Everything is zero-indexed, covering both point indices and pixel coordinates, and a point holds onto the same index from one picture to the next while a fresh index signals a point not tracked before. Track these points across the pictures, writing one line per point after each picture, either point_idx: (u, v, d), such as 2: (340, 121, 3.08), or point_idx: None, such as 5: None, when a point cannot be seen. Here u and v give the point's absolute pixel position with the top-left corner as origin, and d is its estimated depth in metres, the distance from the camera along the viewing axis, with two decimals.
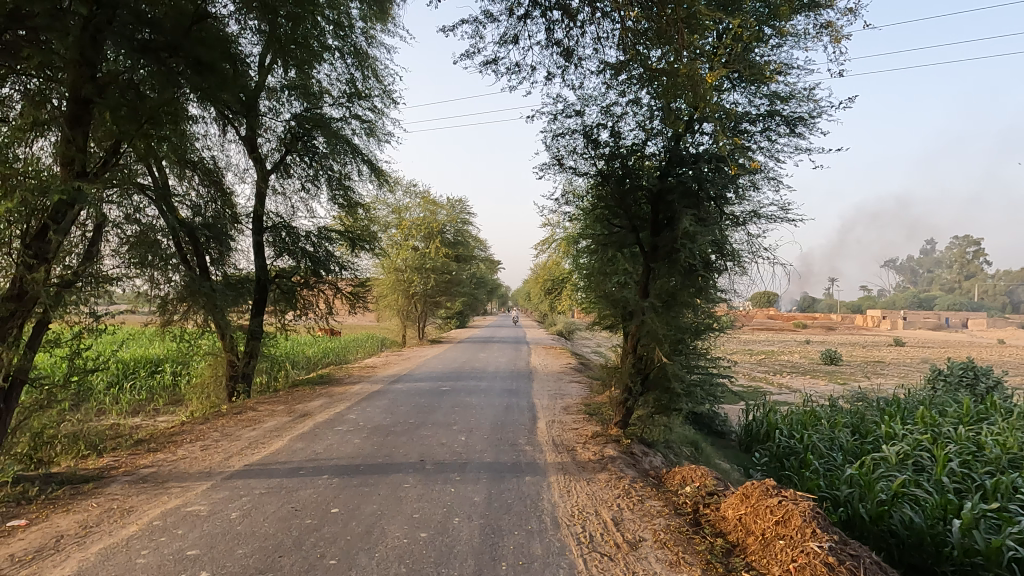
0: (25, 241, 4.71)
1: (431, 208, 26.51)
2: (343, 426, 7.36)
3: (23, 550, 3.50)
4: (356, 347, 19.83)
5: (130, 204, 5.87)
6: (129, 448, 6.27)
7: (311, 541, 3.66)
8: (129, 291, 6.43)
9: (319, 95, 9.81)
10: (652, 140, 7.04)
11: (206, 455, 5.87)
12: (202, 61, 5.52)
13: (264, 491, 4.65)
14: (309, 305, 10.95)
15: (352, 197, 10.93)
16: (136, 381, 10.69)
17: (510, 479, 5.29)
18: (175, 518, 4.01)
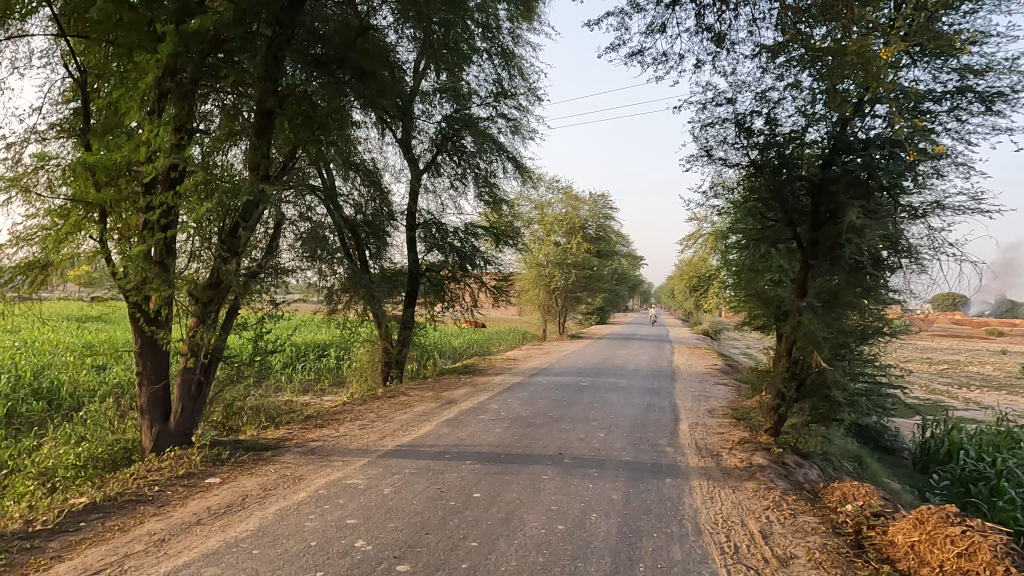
0: (221, 236, 5.41)
1: (574, 204, 26.54)
2: (485, 415, 7.64)
3: (217, 504, 4.05)
4: (498, 339, 20.50)
5: (304, 203, 6.44)
6: (300, 422, 6.99)
7: (454, 522, 3.85)
8: (300, 282, 7.09)
9: (468, 96, 10.22)
10: (813, 127, 6.44)
11: (364, 434, 6.39)
12: (365, 70, 6.12)
13: (413, 471, 4.96)
14: (456, 297, 11.55)
15: (497, 194, 11.25)
16: (307, 363, 11.91)
17: (650, 480, 5.17)
18: (337, 489, 4.42)
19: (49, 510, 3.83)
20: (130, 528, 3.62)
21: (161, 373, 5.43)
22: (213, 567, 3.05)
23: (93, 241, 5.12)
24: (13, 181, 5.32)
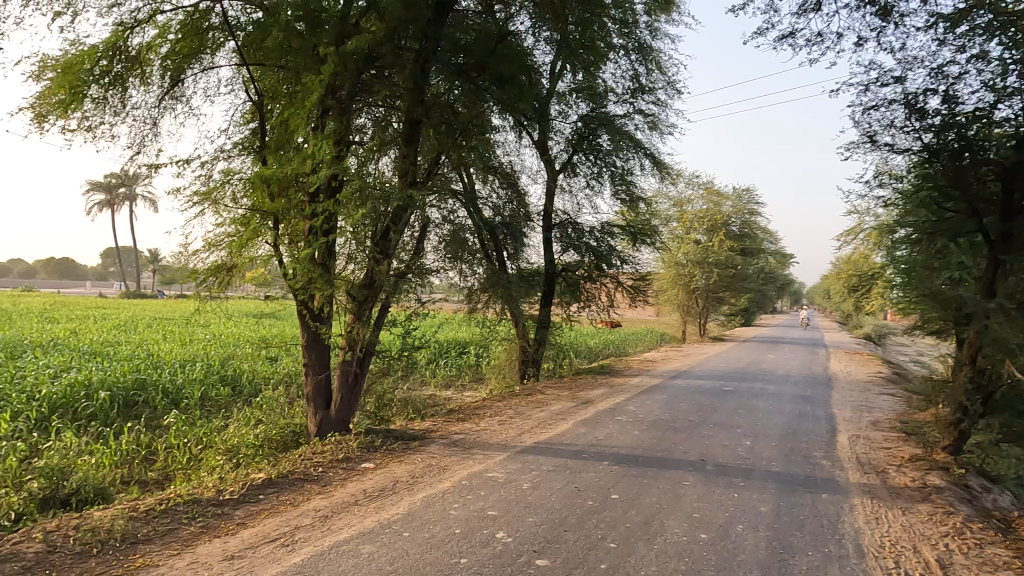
0: (374, 240, 5.82)
1: (716, 200, 25.35)
2: (623, 416, 7.53)
3: (372, 487, 4.38)
4: (635, 340, 20.11)
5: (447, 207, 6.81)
6: (444, 415, 7.35)
7: (592, 522, 3.84)
8: (444, 282, 7.41)
9: (604, 94, 10.14)
10: (1004, 102, 5.61)
11: (503, 429, 6.57)
12: (504, 76, 6.34)
13: (551, 468, 5.02)
14: (591, 297, 11.52)
15: (634, 192, 11.04)
16: (449, 359, 12.49)
17: (803, 494, 4.80)
18: (479, 480, 4.58)
19: (235, 482, 4.36)
20: (299, 503, 4.02)
21: (323, 364, 5.98)
22: (369, 544, 3.29)
23: (269, 246, 5.76)
24: (206, 195, 6.13)
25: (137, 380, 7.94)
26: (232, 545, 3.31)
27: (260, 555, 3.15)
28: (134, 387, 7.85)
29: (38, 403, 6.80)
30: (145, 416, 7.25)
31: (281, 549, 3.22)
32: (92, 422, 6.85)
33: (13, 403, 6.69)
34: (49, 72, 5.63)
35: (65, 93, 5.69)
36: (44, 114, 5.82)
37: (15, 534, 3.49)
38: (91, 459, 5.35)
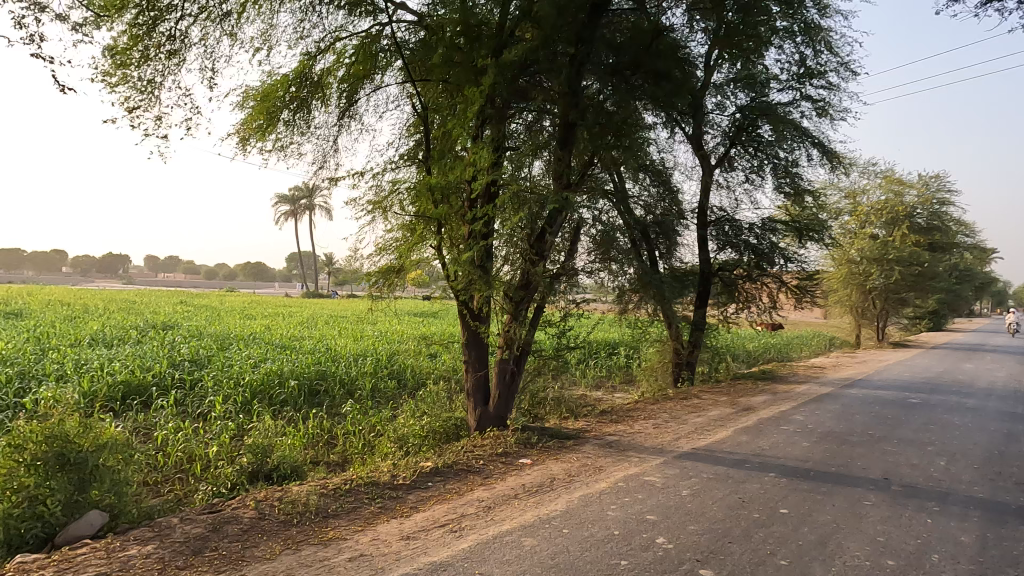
0: (529, 242, 5.87)
1: (897, 189, 22.71)
2: (789, 426, 7.03)
3: (531, 482, 4.51)
4: (800, 345, 18.63)
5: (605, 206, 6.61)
6: (597, 416, 7.36)
7: (760, 536, 3.63)
8: (595, 283, 7.30)
9: (766, 82, 9.53)
10: None
11: (659, 433, 6.43)
12: (660, 72, 6.20)
13: (711, 476, 4.83)
14: (752, 298, 10.89)
15: (800, 184, 10.24)
16: (599, 360, 12.47)
17: (1017, 526, 4.15)
18: (636, 483, 4.53)
19: (406, 468, 4.72)
20: (464, 493, 4.26)
21: (482, 361, 6.30)
22: (530, 538, 3.40)
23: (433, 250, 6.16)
24: (377, 203, 6.70)
25: (319, 372, 8.87)
26: (408, 526, 3.59)
27: (432, 538, 3.38)
28: (317, 377, 8.77)
29: (243, 389, 7.84)
30: (326, 403, 8.08)
31: (450, 534, 3.43)
32: (284, 407, 7.76)
33: (224, 387, 7.78)
34: (251, 101, 6.39)
35: (264, 119, 6.44)
36: (246, 138, 6.59)
37: (233, 501, 4.08)
38: (286, 440, 6.08)
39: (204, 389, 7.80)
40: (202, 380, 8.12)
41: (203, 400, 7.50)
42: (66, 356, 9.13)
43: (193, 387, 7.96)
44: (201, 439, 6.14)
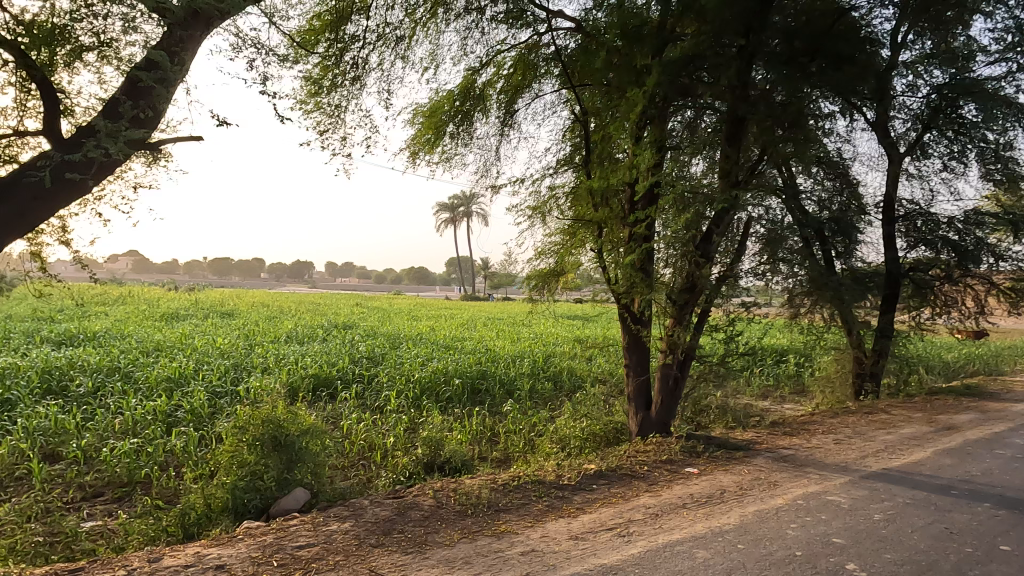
0: (695, 242, 5.71)
1: None
2: (1006, 450, 6.07)
3: (699, 492, 4.35)
4: (1013, 356, 15.99)
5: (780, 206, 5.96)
6: (767, 427, 6.90)
7: (975, 573, 3.18)
8: (775, 290, 6.59)
9: (970, 55, 8.33)
10: None
11: (841, 449, 5.88)
12: (842, 55, 5.53)
13: (909, 502, 4.31)
14: (952, 302, 9.64)
15: (1016, 170, 8.80)
16: (765, 368, 11.69)
17: None
18: (817, 503, 4.19)
19: (570, 469, 4.79)
20: (630, 498, 4.22)
21: (643, 366, 6.28)
22: (702, 550, 3.28)
23: (592, 252, 6.26)
24: (537, 208, 6.87)
25: (481, 371, 9.28)
26: (576, 527, 3.64)
27: (600, 541, 3.40)
28: (479, 376, 9.20)
29: (414, 385, 8.44)
30: (488, 402, 8.43)
31: (618, 538, 3.43)
32: (450, 404, 8.23)
33: (398, 383, 8.44)
34: (420, 118, 6.72)
35: (432, 133, 6.74)
36: (416, 152, 6.93)
37: (414, 489, 4.42)
38: (455, 435, 6.46)
39: (381, 383, 8.52)
40: (378, 376, 8.87)
41: (380, 394, 8.19)
42: (268, 351, 10.46)
43: (371, 382, 8.73)
44: (380, 429, 6.72)
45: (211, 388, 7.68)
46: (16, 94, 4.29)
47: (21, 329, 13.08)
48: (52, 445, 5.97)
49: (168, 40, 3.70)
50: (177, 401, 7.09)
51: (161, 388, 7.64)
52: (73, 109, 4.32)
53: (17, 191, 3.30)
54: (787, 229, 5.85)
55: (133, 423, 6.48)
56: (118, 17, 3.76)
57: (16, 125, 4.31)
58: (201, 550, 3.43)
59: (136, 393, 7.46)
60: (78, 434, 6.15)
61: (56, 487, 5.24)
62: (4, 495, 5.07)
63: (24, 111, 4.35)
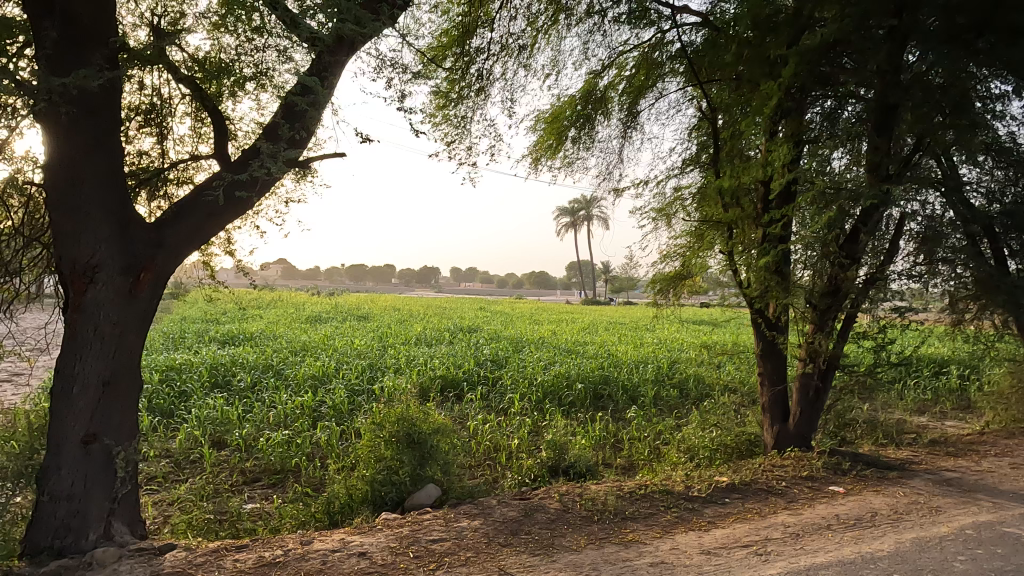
0: (840, 241, 5.29)
1: None
2: None
3: (845, 514, 4.01)
4: None
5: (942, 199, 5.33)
6: (926, 447, 6.21)
7: None
8: (942, 293, 5.85)
9: None
10: None
11: (1020, 475, 5.16)
12: None
13: None
14: None
15: None
16: (921, 380, 10.54)
17: None
18: (991, 534, 3.70)
19: (700, 481, 4.61)
20: (767, 514, 3.99)
21: (780, 376, 5.96)
22: None
23: (721, 254, 6.03)
24: (662, 210, 6.69)
25: (603, 377, 9.20)
26: (708, 541, 3.49)
27: (735, 558, 3.24)
28: (601, 381, 9.11)
29: (536, 389, 8.54)
30: (611, 408, 8.33)
31: (755, 557, 3.24)
32: (573, 408, 8.22)
33: (520, 386, 8.57)
34: (542, 123, 6.72)
35: (554, 139, 6.70)
36: (538, 158, 6.90)
37: (540, 491, 4.48)
38: (578, 440, 6.44)
39: (504, 386, 8.69)
40: (502, 379, 9.06)
41: (503, 396, 8.37)
42: (399, 353, 11.03)
43: (495, 384, 8.94)
44: (505, 431, 6.86)
45: (350, 386, 8.25)
46: (193, 124, 4.89)
47: (193, 329, 14.84)
48: (219, 433, 6.72)
49: (317, 66, 4.04)
50: (321, 398, 7.69)
51: (307, 385, 8.33)
52: (238, 134, 4.86)
53: (194, 208, 3.75)
54: (948, 224, 5.31)
55: (284, 416, 7.12)
56: (275, 49, 4.16)
57: (193, 151, 4.91)
58: (346, 537, 3.69)
59: (286, 389, 8.20)
60: (240, 424, 6.87)
61: (223, 471, 5.89)
62: (183, 476, 5.78)
63: (200, 138, 4.95)
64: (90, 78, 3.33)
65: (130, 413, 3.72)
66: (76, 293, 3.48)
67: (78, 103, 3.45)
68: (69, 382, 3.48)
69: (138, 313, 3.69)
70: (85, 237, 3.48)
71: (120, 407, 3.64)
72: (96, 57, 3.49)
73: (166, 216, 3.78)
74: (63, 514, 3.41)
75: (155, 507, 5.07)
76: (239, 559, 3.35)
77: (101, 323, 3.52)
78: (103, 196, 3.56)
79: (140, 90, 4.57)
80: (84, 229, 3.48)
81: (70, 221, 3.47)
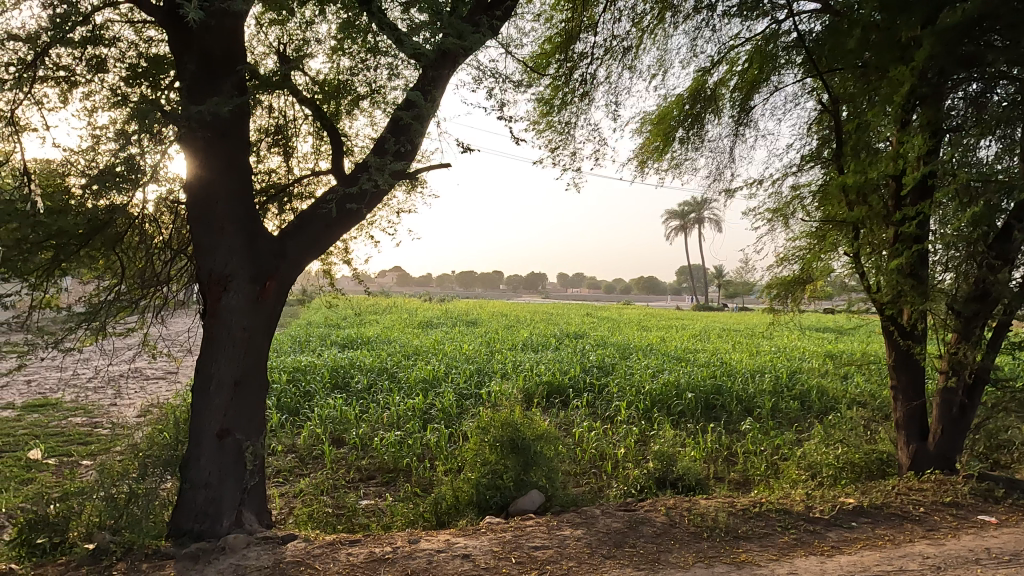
0: (989, 241, 4.72)
1: None
2: None
3: (998, 547, 3.55)
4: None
5: None
6: None
7: None
8: None
9: None
10: None
11: None
12: None
13: None
14: None
15: None
16: None
17: None
18: None
19: (824, 501, 4.27)
20: (902, 543, 3.61)
21: (918, 390, 5.41)
22: None
23: (846, 256, 5.58)
24: (778, 210, 6.30)
25: (716, 386, 8.79)
26: (830, 567, 3.23)
27: None
28: (713, 391, 8.70)
29: (644, 397, 8.32)
30: (724, 419, 7.94)
31: None
32: (683, 418, 7.91)
33: (627, 394, 8.39)
34: (648, 125, 6.50)
35: (661, 140, 6.39)
36: (644, 161, 6.63)
37: (645, 504, 4.36)
38: (688, 452, 6.20)
39: (610, 394, 8.55)
40: (609, 386, 8.91)
41: (610, 404, 8.22)
42: (506, 358, 11.18)
43: (602, 392, 8.81)
44: (611, 440, 6.73)
45: (459, 390, 8.47)
46: (314, 142, 5.25)
47: (318, 333, 15.93)
48: (338, 431, 7.14)
49: (424, 81, 4.19)
50: (431, 401, 7.96)
51: (418, 387, 8.65)
52: (353, 149, 5.15)
53: (313, 221, 4.02)
54: None
55: (397, 417, 7.43)
56: (385, 67, 4.37)
57: (314, 166, 5.26)
58: (450, 538, 3.77)
59: (398, 391, 8.56)
60: (357, 423, 7.26)
61: (341, 467, 6.24)
62: (306, 470, 6.20)
63: (320, 155, 5.30)
64: (222, 104, 3.67)
65: (258, 411, 4.04)
66: (212, 300, 3.84)
67: (211, 127, 3.79)
68: (206, 381, 3.84)
69: (265, 318, 4.01)
70: (219, 249, 3.83)
71: (250, 405, 3.97)
72: (227, 84, 3.85)
73: (288, 228, 4.07)
74: (202, 500, 3.75)
75: (281, 498, 5.47)
76: (352, 553, 3.52)
77: (233, 326, 3.86)
78: (236, 213, 3.90)
79: (269, 114, 4.98)
80: (219, 242, 3.83)
81: (207, 235, 3.83)
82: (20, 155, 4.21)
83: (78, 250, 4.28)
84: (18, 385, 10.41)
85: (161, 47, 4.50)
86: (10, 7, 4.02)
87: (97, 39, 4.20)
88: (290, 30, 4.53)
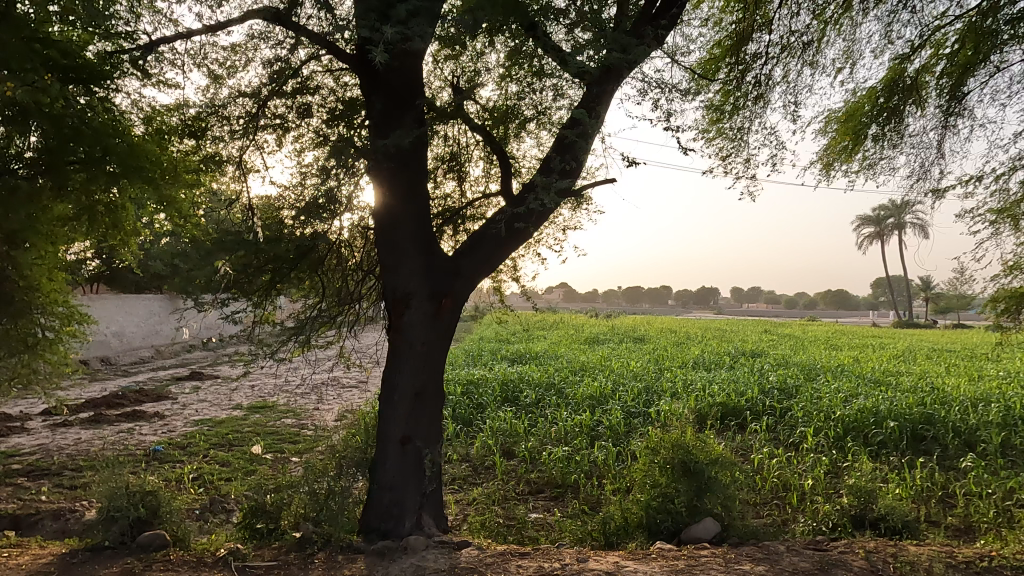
0: None
1: None
2: None
3: None
4: None
5: None
6: None
7: None
8: None
9: None
10: None
11: None
12: None
13: None
14: None
15: None
16: None
17: None
18: None
19: None
20: None
21: None
22: None
23: None
24: (1005, 210, 5.36)
25: (925, 415, 7.67)
26: None
27: None
28: (922, 421, 7.58)
29: (835, 423, 7.52)
30: (937, 453, 6.88)
31: None
32: (883, 450, 6.98)
33: (815, 420, 7.63)
34: (834, 123, 5.90)
35: (850, 139, 5.75)
36: (830, 163, 5.99)
37: (840, 544, 3.92)
38: (890, 489, 5.47)
39: (795, 418, 7.84)
40: (792, 410, 8.19)
41: (794, 430, 7.54)
42: (677, 376, 10.77)
43: (784, 416, 8.11)
44: (797, 468, 6.17)
45: (627, 408, 8.32)
46: (485, 166, 5.52)
47: (490, 348, 16.69)
48: (509, 444, 7.37)
49: (588, 98, 4.22)
50: (598, 418, 7.90)
51: (586, 404, 8.64)
52: (521, 170, 5.33)
53: (485, 241, 4.20)
54: None
55: (565, 433, 7.48)
56: (551, 88, 4.49)
57: (485, 188, 5.53)
58: (620, 561, 3.69)
59: (566, 406, 8.64)
60: (526, 437, 7.44)
61: (512, 479, 6.41)
62: (479, 479, 6.46)
63: (490, 177, 5.56)
64: (403, 136, 4.01)
65: (436, 420, 4.30)
66: (396, 316, 4.19)
67: (395, 158, 4.14)
68: (391, 391, 4.18)
69: (442, 333, 4.28)
70: (402, 270, 4.17)
71: (429, 415, 4.24)
72: (408, 118, 4.19)
73: (462, 248, 4.30)
74: (388, 500, 4.08)
75: (457, 504, 5.76)
76: (522, 565, 3.59)
77: (414, 341, 4.17)
78: (417, 234, 4.22)
79: (445, 142, 5.33)
80: (402, 263, 4.17)
81: (392, 256, 4.19)
82: (247, 193, 4.93)
83: (289, 272, 4.92)
84: (245, 389, 12.19)
85: (355, 90, 5.04)
86: (239, 69, 4.78)
87: (304, 88, 4.83)
88: (463, 63, 4.84)
